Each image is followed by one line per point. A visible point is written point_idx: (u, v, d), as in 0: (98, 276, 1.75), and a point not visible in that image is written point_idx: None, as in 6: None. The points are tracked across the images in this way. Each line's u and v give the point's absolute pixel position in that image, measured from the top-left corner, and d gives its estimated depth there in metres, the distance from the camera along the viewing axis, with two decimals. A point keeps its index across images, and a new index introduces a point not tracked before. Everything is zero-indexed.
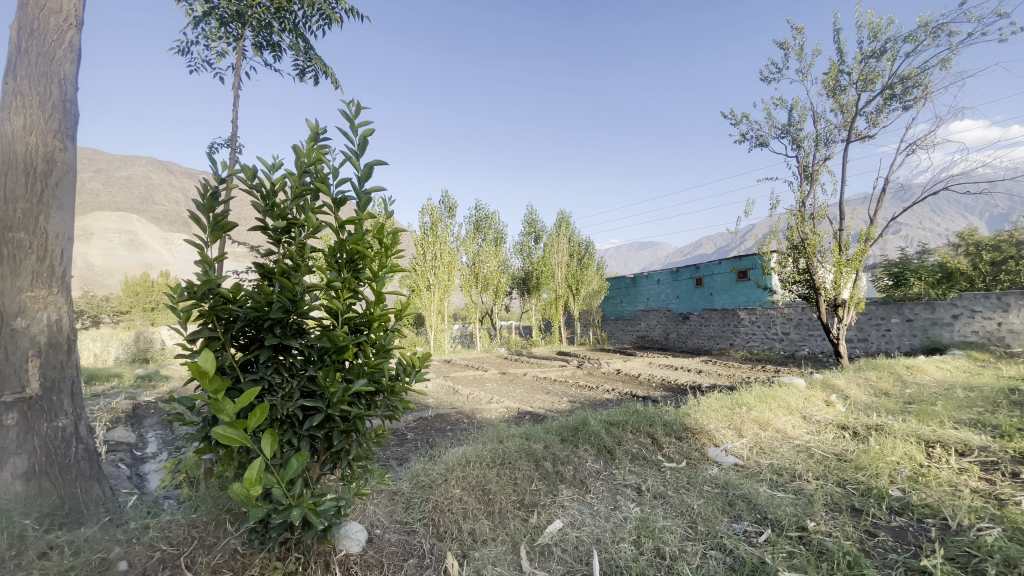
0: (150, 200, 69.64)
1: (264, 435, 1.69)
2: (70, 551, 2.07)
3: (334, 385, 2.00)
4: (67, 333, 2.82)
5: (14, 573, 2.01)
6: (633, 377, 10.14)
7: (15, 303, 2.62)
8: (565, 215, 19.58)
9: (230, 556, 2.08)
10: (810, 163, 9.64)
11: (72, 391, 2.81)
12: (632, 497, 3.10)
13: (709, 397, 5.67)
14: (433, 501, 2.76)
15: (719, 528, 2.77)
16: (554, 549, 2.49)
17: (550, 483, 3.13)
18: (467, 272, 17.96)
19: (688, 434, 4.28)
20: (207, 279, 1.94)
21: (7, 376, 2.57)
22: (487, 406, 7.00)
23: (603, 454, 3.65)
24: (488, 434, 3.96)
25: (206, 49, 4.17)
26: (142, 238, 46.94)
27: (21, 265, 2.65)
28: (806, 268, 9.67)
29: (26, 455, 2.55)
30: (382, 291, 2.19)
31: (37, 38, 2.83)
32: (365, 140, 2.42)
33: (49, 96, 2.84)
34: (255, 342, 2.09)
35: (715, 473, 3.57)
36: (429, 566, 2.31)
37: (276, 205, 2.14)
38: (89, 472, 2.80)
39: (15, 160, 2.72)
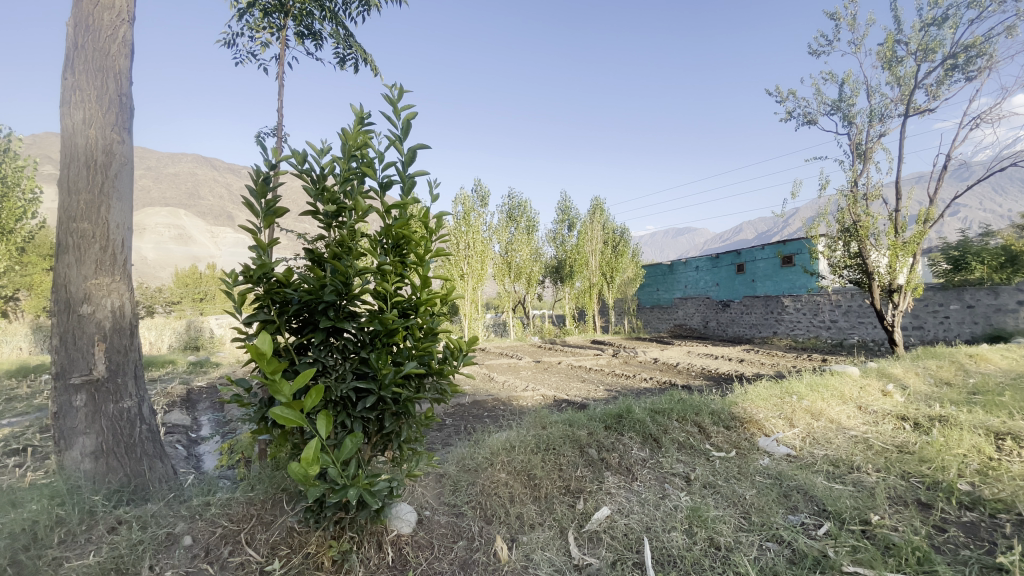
0: (196, 196, 72.73)
1: (320, 416, 1.72)
2: (138, 527, 2.19)
3: (386, 367, 2.02)
4: (129, 319, 2.93)
5: (88, 545, 2.12)
6: (671, 366, 9.95)
7: (81, 290, 2.74)
8: (598, 201, 19.24)
9: (287, 533, 2.14)
10: (864, 140, 9.13)
11: (136, 373, 2.93)
12: (680, 486, 3.02)
13: (756, 386, 5.48)
14: (480, 485, 2.76)
15: (776, 520, 2.66)
16: (603, 535, 2.46)
17: (596, 470, 3.07)
18: (499, 261, 17.98)
19: (736, 423, 4.14)
20: (262, 264, 1.97)
21: (77, 360, 2.71)
22: (523, 393, 7.00)
23: (649, 442, 3.56)
24: (530, 419, 3.94)
25: (250, 41, 4.25)
26: (190, 232, 49.13)
27: (86, 254, 2.77)
28: (858, 252, 9.19)
29: (94, 435, 2.70)
30: (428, 275, 2.18)
31: (92, 33, 2.93)
32: (408, 123, 2.41)
33: (106, 90, 2.95)
34: (308, 325, 2.12)
35: (767, 463, 3.44)
36: (479, 549, 2.32)
37: (326, 189, 2.16)
38: (153, 452, 2.92)
39: (77, 153, 2.84)
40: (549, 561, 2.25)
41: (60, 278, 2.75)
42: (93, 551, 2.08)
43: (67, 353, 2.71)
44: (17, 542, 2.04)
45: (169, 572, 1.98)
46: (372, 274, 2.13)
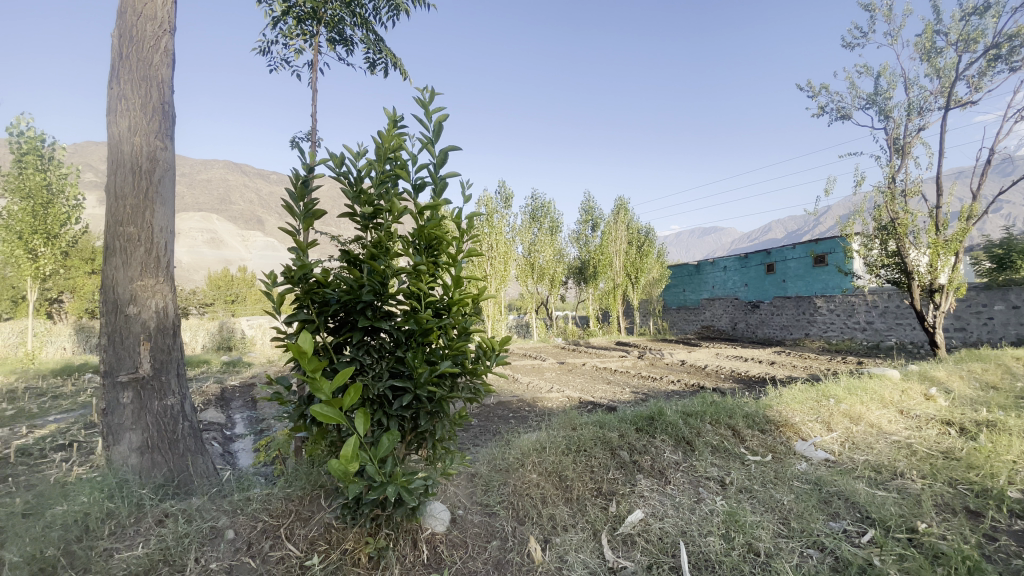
0: (228, 201, 74.96)
1: (358, 413, 1.75)
2: (184, 519, 2.26)
3: (421, 366, 2.04)
4: (173, 319, 3.03)
5: (137, 537, 2.20)
6: (700, 369, 9.78)
7: (128, 292, 2.86)
8: (622, 201, 19.04)
9: (325, 530, 2.18)
10: (901, 135, 8.81)
11: (179, 371, 3.02)
12: (716, 490, 2.95)
13: (791, 389, 5.34)
14: (512, 485, 2.76)
15: (816, 526, 2.59)
16: (638, 538, 2.42)
17: (628, 472, 3.03)
18: (522, 263, 18.01)
19: (772, 427, 4.04)
20: (302, 265, 2.04)
21: (124, 358, 2.81)
22: (549, 394, 6.98)
23: (681, 445, 3.50)
24: (559, 421, 3.91)
25: (284, 49, 4.36)
26: (222, 236, 50.67)
27: (132, 257, 2.88)
28: (897, 250, 8.87)
29: (140, 431, 2.80)
30: (461, 275, 2.19)
31: (136, 44, 3.05)
32: (440, 125, 2.44)
33: (150, 98, 3.06)
34: (346, 324, 2.16)
35: (805, 469, 3.34)
36: (512, 549, 2.32)
37: (363, 192, 2.22)
38: (195, 447, 3.00)
39: (124, 160, 2.96)
40: (583, 563, 2.23)
41: (109, 280, 2.87)
42: (141, 543, 2.15)
43: (115, 351, 2.82)
44: (71, 533, 2.13)
45: (213, 564, 2.03)
46: (407, 275, 2.16)
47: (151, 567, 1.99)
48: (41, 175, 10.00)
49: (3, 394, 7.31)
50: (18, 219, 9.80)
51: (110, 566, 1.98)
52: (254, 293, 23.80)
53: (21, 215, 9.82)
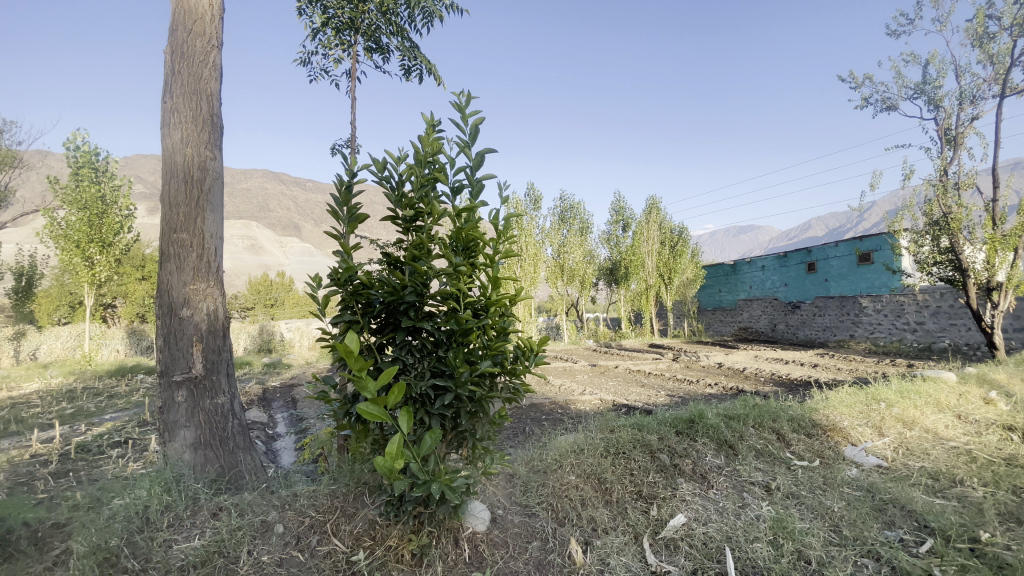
0: (266, 208, 77.61)
1: (401, 412, 1.78)
2: (236, 513, 2.35)
3: (461, 365, 2.08)
4: (223, 321, 3.17)
5: (193, 529, 2.30)
6: (738, 371, 9.51)
7: (182, 295, 3.00)
8: (654, 200, 18.72)
9: (369, 526, 2.23)
10: (953, 125, 8.37)
11: (229, 371, 3.15)
12: (761, 496, 2.87)
13: (838, 392, 5.13)
14: (550, 486, 2.74)
15: (869, 534, 2.48)
16: (681, 543, 2.38)
17: (669, 476, 2.97)
18: (552, 265, 17.96)
19: (819, 431, 3.89)
20: (348, 269, 2.13)
21: (178, 359, 2.95)
22: (582, 397, 6.92)
23: (724, 449, 3.39)
24: (596, 423, 3.85)
25: (323, 60, 4.49)
26: (261, 243, 52.48)
27: (185, 262, 3.03)
28: (950, 246, 8.41)
29: (194, 428, 2.93)
30: (499, 276, 2.21)
31: (187, 59, 3.21)
32: (476, 129, 2.49)
33: (200, 110, 3.22)
34: (388, 325, 2.22)
35: (856, 475, 3.20)
36: (553, 550, 2.31)
37: (404, 196, 2.28)
38: (244, 444, 3.12)
39: (177, 170, 3.11)
40: (625, 566, 2.22)
41: (164, 284, 3.02)
42: (198, 534, 2.25)
43: (170, 352, 2.96)
44: (132, 524, 2.25)
45: (265, 558, 2.11)
46: (446, 277, 2.20)
47: (207, 559, 2.08)
48: (96, 187, 10.62)
49: (65, 394, 7.78)
50: (76, 229, 10.45)
51: (170, 558, 2.08)
52: (292, 297, 24.53)
53: (78, 225, 10.47)
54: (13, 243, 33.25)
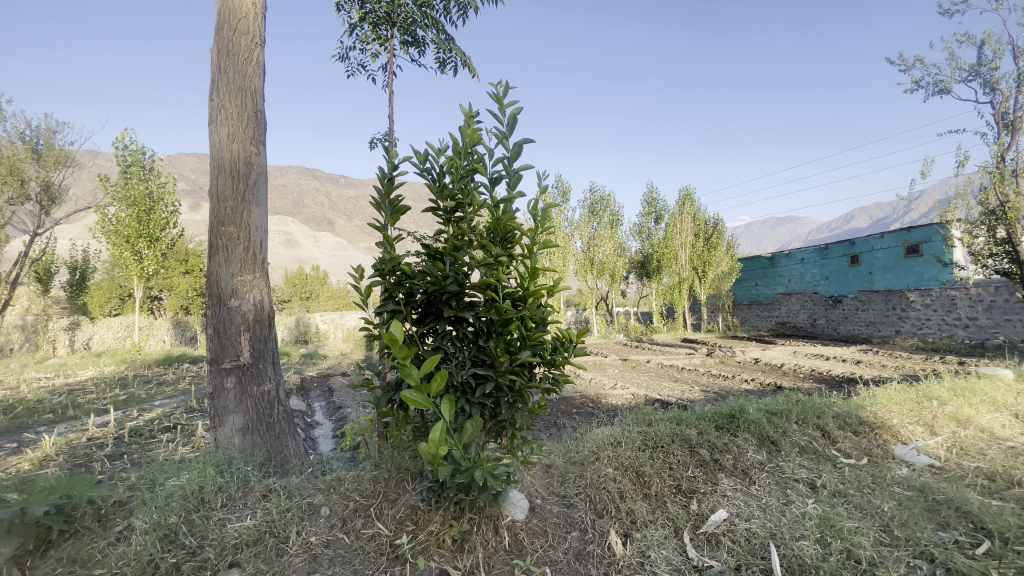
0: (300, 204, 79.73)
1: (444, 400, 1.81)
2: (285, 495, 2.45)
3: (502, 355, 2.10)
4: (268, 311, 3.27)
5: (246, 509, 2.39)
6: (775, 367, 9.24)
7: (231, 285, 3.12)
8: (687, 191, 18.28)
9: (412, 511, 2.28)
10: (1012, 108, 7.87)
11: (274, 360, 3.26)
12: (806, 493, 2.79)
13: (885, 389, 4.92)
14: (588, 478, 2.73)
15: (922, 535, 2.38)
16: (723, 538, 2.35)
17: (709, 471, 2.91)
18: (581, 258, 17.87)
19: (866, 429, 3.75)
20: (392, 259, 2.19)
21: (227, 347, 3.07)
22: (613, 391, 6.87)
23: (765, 445, 3.30)
24: (632, 416, 3.80)
25: (361, 54, 4.56)
26: (296, 238, 54.02)
27: (233, 254, 3.15)
28: (1007, 237, 7.93)
29: (242, 414, 3.05)
30: (537, 267, 2.21)
31: (233, 58, 3.31)
32: (514, 120, 2.49)
33: (245, 107, 3.32)
34: (430, 315, 2.26)
35: (906, 475, 3.07)
36: (592, 540, 2.32)
37: (445, 187, 2.32)
38: (289, 430, 3.23)
39: (224, 165, 3.22)
40: (666, 559, 2.22)
41: (214, 275, 3.14)
42: (249, 514, 2.34)
43: (219, 341, 3.08)
44: (188, 503, 2.36)
45: (313, 539, 2.20)
46: (485, 267, 2.22)
47: (259, 538, 2.19)
48: (143, 184, 11.12)
49: (117, 381, 8.21)
50: (125, 225, 10.97)
51: (224, 536, 2.18)
52: (326, 291, 25.12)
53: (128, 221, 10.99)
54: (68, 239, 35.20)
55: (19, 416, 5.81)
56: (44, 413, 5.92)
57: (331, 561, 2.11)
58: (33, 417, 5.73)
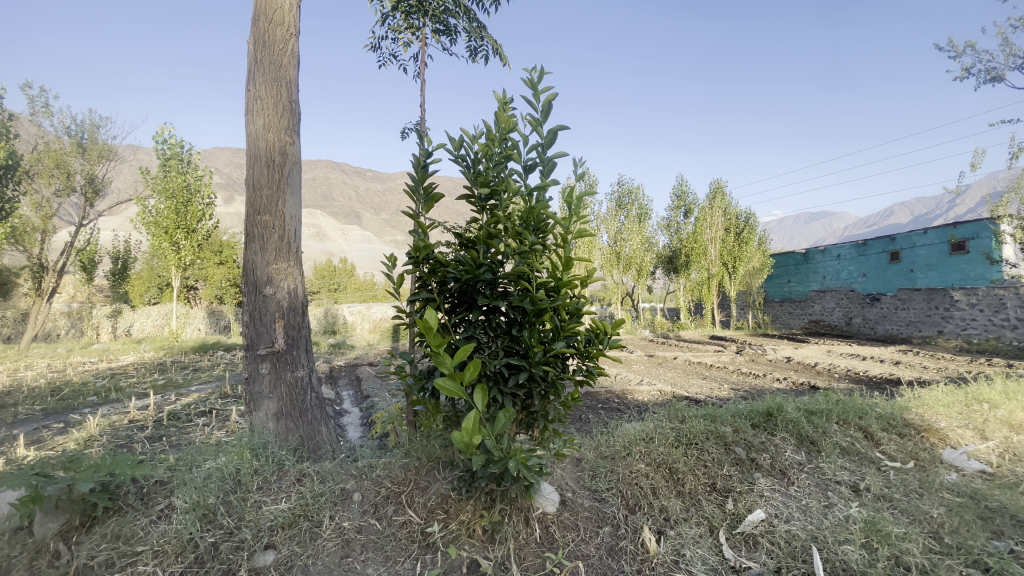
0: (329, 198, 81.23)
1: (477, 389, 1.78)
2: (319, 480, 2.48)
3: (536, 345, 2.07)
4: (303, 299, 3.32)
5: (280, 492, 2.43)
6: (808, 367, 8.96)
7: (266, 273, 3.17)
8: (719, 183, 17.85)
9: (442, 500, 2.29)
10: None
11: (307, 347, 3.30)
12: (849, 496, 2.69)
13: (931, 391, 4.69)
14: (620, 473, 2.68)
15: (975, 543, 2.26)
16: (761, 539, 2.28)
17: (745, 470, 2.82)
18: (608, 252, 17.69)
19: (911, 431, 3.58)
20: (426, 247, 2.19)
21: (262, 334, 3.13)
22: (640, 387, 6.78)
23: (804, 445, 3.19)
24: (663, 411, 3.71)
25: (393, 45, 4.57)
26: (326, 231, 55.07)
27: (269, 243, 3.19)
28: None
29: (276, 400, 3.11)
30: (571, 257, 2.16)
31: (268, 48, 3.35)
32: (549, 106, 2.45)
33: (280, 98, 3.35)
34: (463, 304, 2.26)
35: (955, 480, 2.92)
36: (625, 536, 2.28)
37: (480, 173, 2.30)
38: (321, 417, 3.27)
39: (260, 155, 3.27)
40: (701, 559, 2.17)
41: (250, 264, 3.20)
42: (284, 497, 2.39)
43: (255, 327, 3.14)
44: (225, 484, 2.41)
45: (346, 524, 2.24)
46: (518, 256, 2.19)
47: (294, 521, 2.22)
48: (182, 177, 11.47)
49: (157, 367, 8.54)
50: (164, 216, 11.36)
51: (260, 517, 2.23)
52: (353, 283, 25.50)
53: (166, 213, 11.36)
54: (111, 229, 36.73)
55: (66, 398, 6.09)
56: (88, 396, 6.18)
57: (363, 546, 2.15)
58: (78, 399, 5.99)
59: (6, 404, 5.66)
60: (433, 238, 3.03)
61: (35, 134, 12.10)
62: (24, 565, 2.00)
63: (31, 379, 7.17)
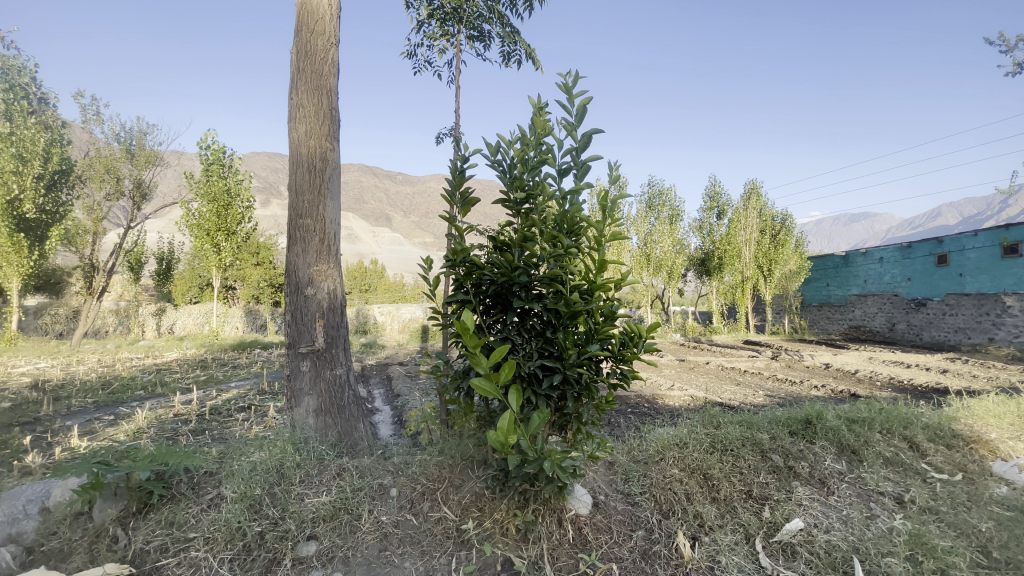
0: (361, 200, 83.02)
1: (512, 390, 1.82)
2: (357, 474, 2.56)
3: (570, 348, 2.10)
4: (342, 300, 3.43)
5: (322, 485, 2.53)
6: (848, 374, 8.66)
7: (307, 275, 3.29)
8: (754, 184, 17.41)
9: (476, 498, 2.33)
10: None
11: (346, 346, 3.40)
12: (893, 508, 2.61)
13: (981, 400, 4.47)
14: (652, 478, 2.66)
15: None
16: (800, 549, 2.25)
17: (783, 478, 2.77)
18: (637, 254, 17.47)
19: (960, 442, 3.43)
20: (462, 250, 2.24)
21: (303, 333, 3.25)
22: (671, 391, 6.70)
23: (845, 454, 3.09)
24: (698, 416, 3.65)
25: (428, 51, 4.66)
26: (357, 233, 56.32)
27: (310, 245, 3.32)
28: None
29: (316, 397, 3.22)
30: (605, 260, 2.17)
31: (310, 58, 3.48)
32: (583, 110, 2.47)
33: (321, 105, 3.47)
34: (499, 305, 2.31)
35: (1007, 494, 2.80)
36: (658, 541, 2.28)
37: (515, 178, 2.34)
38: (358, 414, 3.37)
39: (302, 161, 3.40)
40: (737, 565, 2.15)
41: (292, 265, 3.33)
42: (325, 490, 2.48)
43: (297, 327, 3.26)
44: (270, 476, 2.51)
45: (384, 518, 2.31)
46: (553, 259, 2.22)
47: (334, 513, 2.31)
48: (223, 181, 11.92)
49: (198, 363, 8.92)
50: (206, 219, 11.87)
51: (303, 509, 2.32)
52: (383, 283, 25.97)
53: (209, 216, 11.88)
54: (156, 231, 38.64)
55: (115, 391, 6.43)
56: (136, 390, 6.53)
57: (400, 541, 2.21)
58: (127, 393, 6.33)
59: (62, 396, 6.02)
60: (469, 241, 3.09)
61: (88, 141, 12.79)
62: (86, 548, 2.15)
63: (83, 373, 7.60)
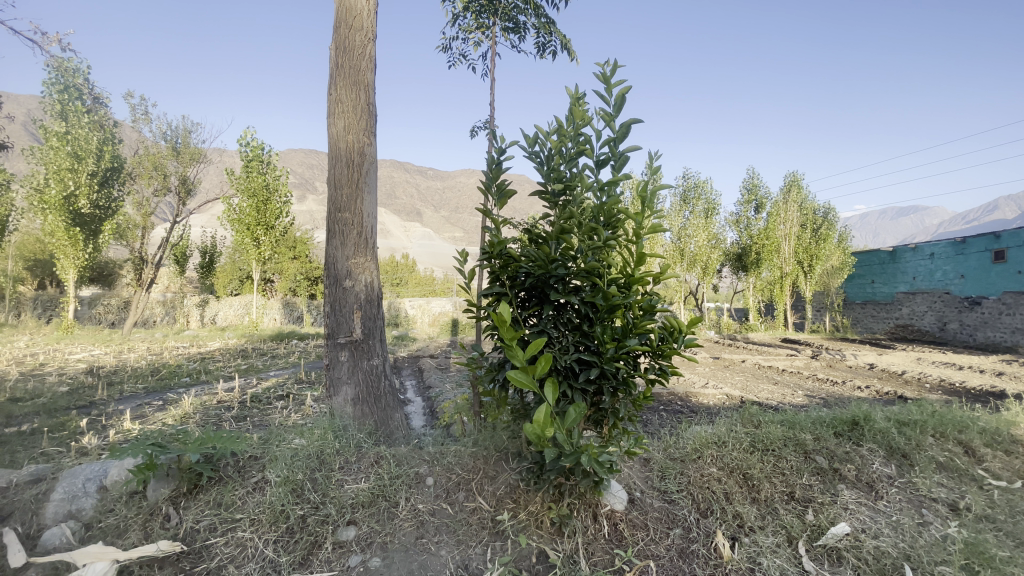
0: (393, 196, 84.26)
1: (548, 383, 1.81)
2: (394, 463, 2.62)
3: (608, 341, 2.07)
4: (378, 292, 3.49)
5: (360, 473, 2.59)
6: (895, 375, 8.26)
7: (346, 267, 3.36)
8: (795, 176, 16.76)
9: (512, 490, 2.34)
10: None
11: (382, 336, 3.47)
12: (946, 515, 2.48)
13: None
14: (690, 476, 2.61)
15: None
16: (846, 554, 2.16)
17: (827, 481, 2.67)
18: (670, 248, 17.14)
19: (1022, 448, 3.22)
20: (499, 242, 2.25)
21: (342, 323, 3.32)
22: (705, 390, 6.56)
23: (895, 458, 2.95)
24: (736, 414, 3.55)
25: (463, 44, 4.67)
26: (389, 228, 57.24)
27: (348, 238, 3.39)
28: None
29: (354, 386, 3.30)
30: (643, 252, 2.13)
31: (348, 53, 3.53)
32: (621, 100, 2.43)
33: (359, 100, 3.53)
34: (535, 298, 2.30)
35: None
36: (696, 540, 2.24)
37: (553, 170, 2.32)
38: (394, 404, 3.44)
39: (341, 155, 3.47)
40: (779, 568, 2.09)
41: (331, 258, 3.40)
42: (363, 477, 2.53)
43: (335, 318, 3.34)
44: (311, 462, 2.59)
45: (421, 506, 2.35)
46: (590, 252, 2.19)
47: (373, 500, 2.37)
48: (262, 177, 12.31)
49: (239, 353, 9.27)
50: (247, 214, 12.30)
51: (343, 495, 2.39)
52: (415, 278, 26.31)
53: (249, 211, 12.30)
54: (200, 225, 40.33)
55: (164, 379, 6.76)
56: (183, 377, 6.83)
57: (437, 529, 2.25)
58: (174, 380, 6.64)
59: (115, 382, 6.36)
60: (504, 233, 3.09)
61: (137, 139, 13.38)
62: (140, 525, 2.26)
63: (134, 361, 8.02)
